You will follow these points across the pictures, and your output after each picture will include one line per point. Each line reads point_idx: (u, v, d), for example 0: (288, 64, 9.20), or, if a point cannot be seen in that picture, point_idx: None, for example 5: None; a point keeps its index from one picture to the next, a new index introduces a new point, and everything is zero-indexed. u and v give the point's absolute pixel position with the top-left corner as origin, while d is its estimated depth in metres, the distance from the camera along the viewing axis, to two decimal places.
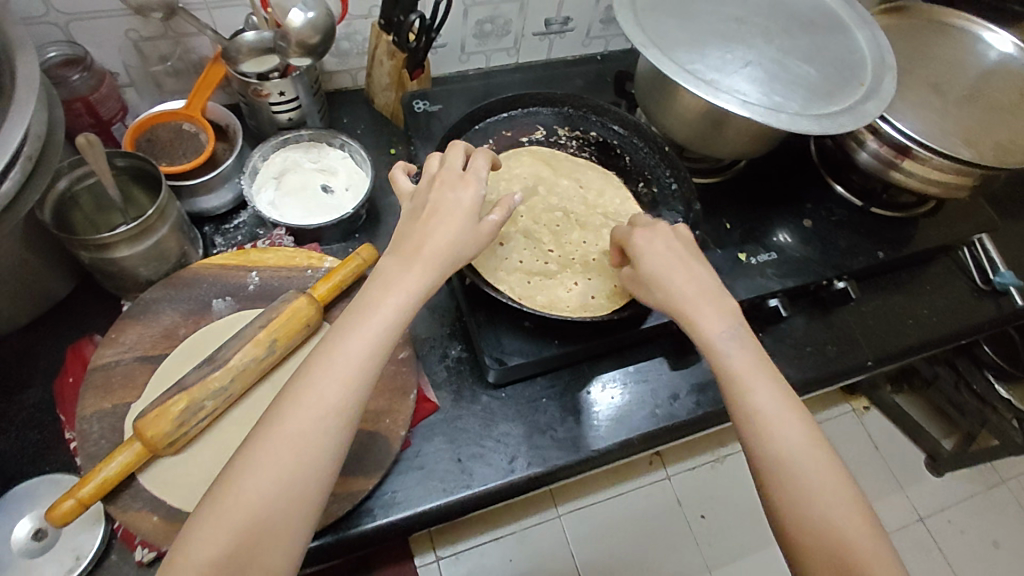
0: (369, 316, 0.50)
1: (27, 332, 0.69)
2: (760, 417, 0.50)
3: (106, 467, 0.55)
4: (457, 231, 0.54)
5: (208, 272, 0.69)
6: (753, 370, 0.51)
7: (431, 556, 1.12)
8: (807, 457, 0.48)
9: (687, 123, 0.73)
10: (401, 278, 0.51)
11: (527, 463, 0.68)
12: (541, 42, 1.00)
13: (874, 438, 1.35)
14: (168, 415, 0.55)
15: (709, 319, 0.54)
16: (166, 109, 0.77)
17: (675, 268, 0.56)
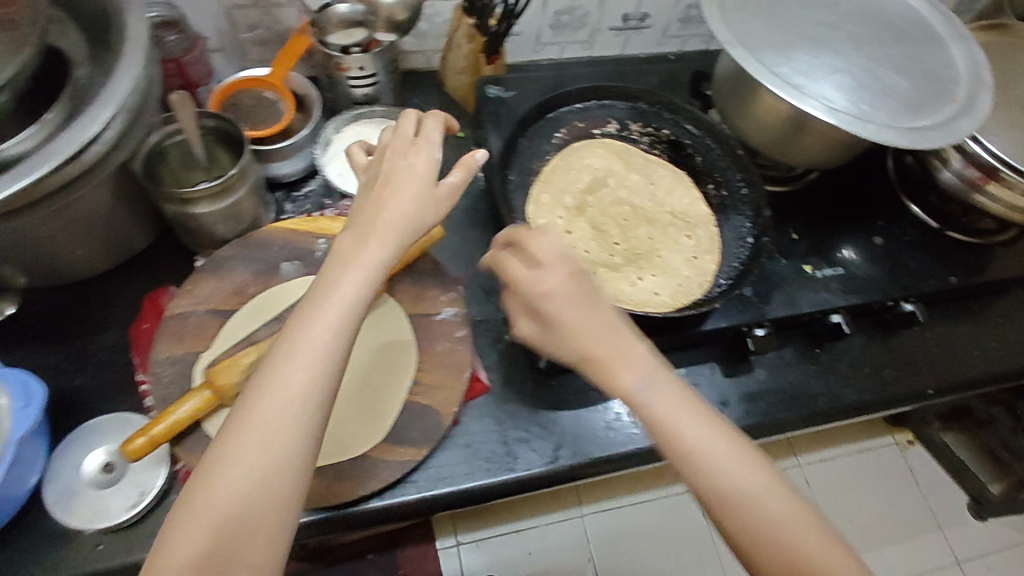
0: (329, 297, 0.47)
1: (108, 277, 0.73)
2: (728, 474, 0.46)
3: (178, 408, 0.57)
4: (414, 199, 0.51)
5: (279, 236, 0.72)
6: (689, 418, 0.47)
7: (451, 540, 1.12)
8: (785, 507, 0.45)
9: (764, 127, 0.72)
10: (358, 257, 0.49)
11: (571, 454, 0.68)
12: (616, 37, 1.00)
13: (916, 475, 1.30)
14: (239, 366, 0.58)
15: (630, 366, 0.48)
16: (253, 75, 0.79)
17: (578, 308, 0.50)
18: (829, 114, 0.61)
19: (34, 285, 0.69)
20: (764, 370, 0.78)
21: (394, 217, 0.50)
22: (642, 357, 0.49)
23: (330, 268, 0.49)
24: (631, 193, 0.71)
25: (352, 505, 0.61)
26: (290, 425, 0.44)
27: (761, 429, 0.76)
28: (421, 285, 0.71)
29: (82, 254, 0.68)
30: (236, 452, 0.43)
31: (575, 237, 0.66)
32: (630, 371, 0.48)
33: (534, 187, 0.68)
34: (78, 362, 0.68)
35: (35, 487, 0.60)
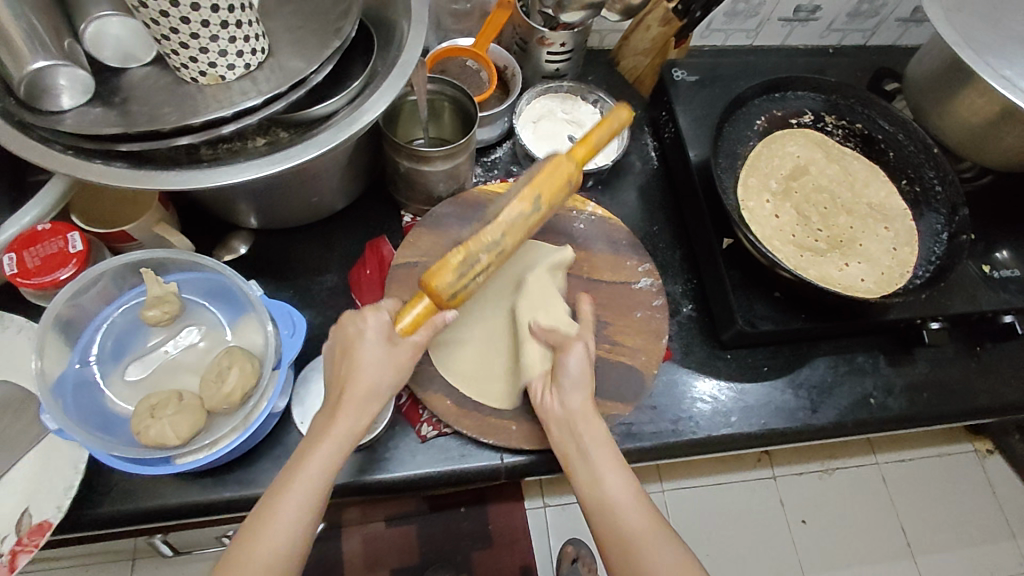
0: (354, 392, 0.56)
1: (325, 224, 0.79)
2: (606, 493, 0.56)
3: (403, 315, 0.59)
4: (376, 359, 0.56)
5: (489, 198, 0.77)
6: (595, 431, 0.60)
7: (539, 501, 1.22)
8: (645, 529, 0.55)
9: (963, 127, 0.76)
10: (364, 345, 0.57)
11: (748, 422, 0.75)
12: (782, 28, 0.98)
13: (993, 483, 1.38)
14: (450, 267, 0.57)
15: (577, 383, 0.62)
16: (455, 45, 0.83)
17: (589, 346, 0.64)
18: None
19: (264, 227, 0.76)
20: (926, 363, 0.81)
21: (378, 321, 0.58)
22: (585, 402, 0.61)
23: (329, 365, 0.59)
24: (831, 180, 0.77)
25: (559, 450, 0.68)
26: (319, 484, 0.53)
27: (924, 419, 0.79)
28: (620, 251, 0.76)
29: (315, 202, 0.74)
30: (268, 509, 0.52)
31: (782, 220, 0.74)
32: (586, 427, 0.60)
33: (744, 172, 0.75)
34: (305, 300, 0.75)
35: (285, 407, 0.68)
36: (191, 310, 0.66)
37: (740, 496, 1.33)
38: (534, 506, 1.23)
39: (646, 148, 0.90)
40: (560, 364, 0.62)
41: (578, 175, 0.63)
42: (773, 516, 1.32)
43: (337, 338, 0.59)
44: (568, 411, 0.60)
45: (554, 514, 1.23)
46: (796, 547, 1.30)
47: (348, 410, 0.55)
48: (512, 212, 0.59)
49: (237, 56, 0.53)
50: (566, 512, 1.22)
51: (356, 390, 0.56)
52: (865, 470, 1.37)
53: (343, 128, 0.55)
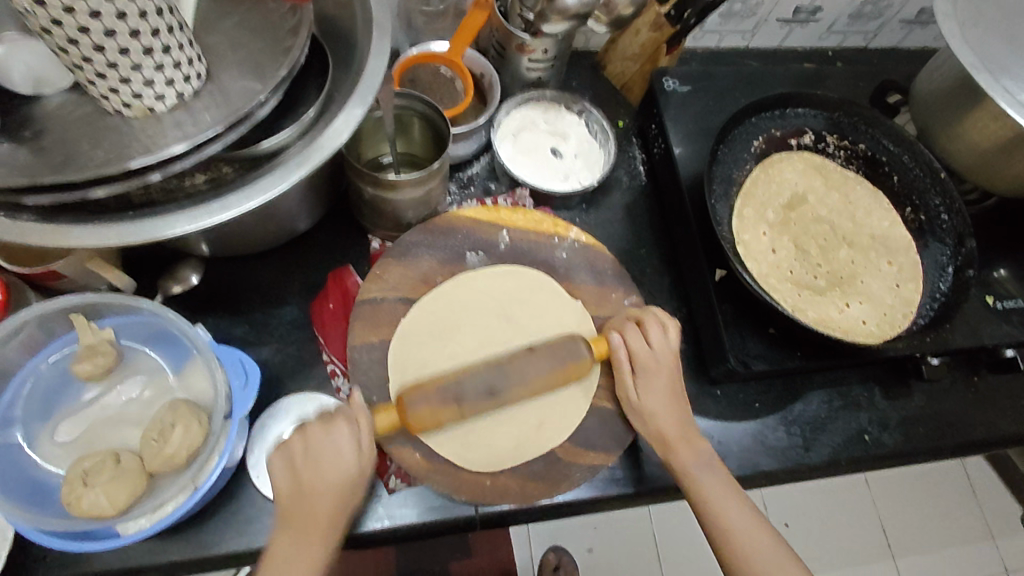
0: (313, 511, 0.54)
1: (285, 250, 0.73)
2: (692, 469, 0.61)
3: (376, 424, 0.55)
4: (343, 459, 0.54)
5: (463, 223, 0.70)
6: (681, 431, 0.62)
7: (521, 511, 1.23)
8: (727, 505, 0.59)
9: (974, 150, 0.71)
10: (326, 450, 0.54)
11: (737, 464, 0.71)
12: (780, 29, 0.91)
13: (975, 486, 1.38)
14: (438, 415, 0.54)
15: (648, 391, 0.62)
16: (428, 50, 0.76)
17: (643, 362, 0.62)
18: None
19: (216, 255, 0.69)
20: (923, 396, 0.77)
21: (322, 436, 0.54)
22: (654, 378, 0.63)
23: (288, 475, 0.54)
24: (830, 209, 0.73)
25: (539, 499, 0.63)
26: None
27: (920, 455, 0.75)
28: (605, 284, 0.70)
29: (271, 231, 0.67)
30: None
31: (779, 255, 0.69)
32: (670, 422, 0.62)
33: (739, 201, 0.70)
34: (262, 336, 0.69)
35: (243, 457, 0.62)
36: (130, 356, 0.60)
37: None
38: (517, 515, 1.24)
39: (634, 162, 0.84)
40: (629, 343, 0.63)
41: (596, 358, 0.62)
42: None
43: (294, 455, 0.55)
44: (654, 417, 0.62)
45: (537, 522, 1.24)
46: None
47: (317, 493, 0.54)
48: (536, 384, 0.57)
49: (168, 85, 0.46)
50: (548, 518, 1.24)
51: (322, 478, 0.53)
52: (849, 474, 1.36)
53: (295, 167, 0.48)
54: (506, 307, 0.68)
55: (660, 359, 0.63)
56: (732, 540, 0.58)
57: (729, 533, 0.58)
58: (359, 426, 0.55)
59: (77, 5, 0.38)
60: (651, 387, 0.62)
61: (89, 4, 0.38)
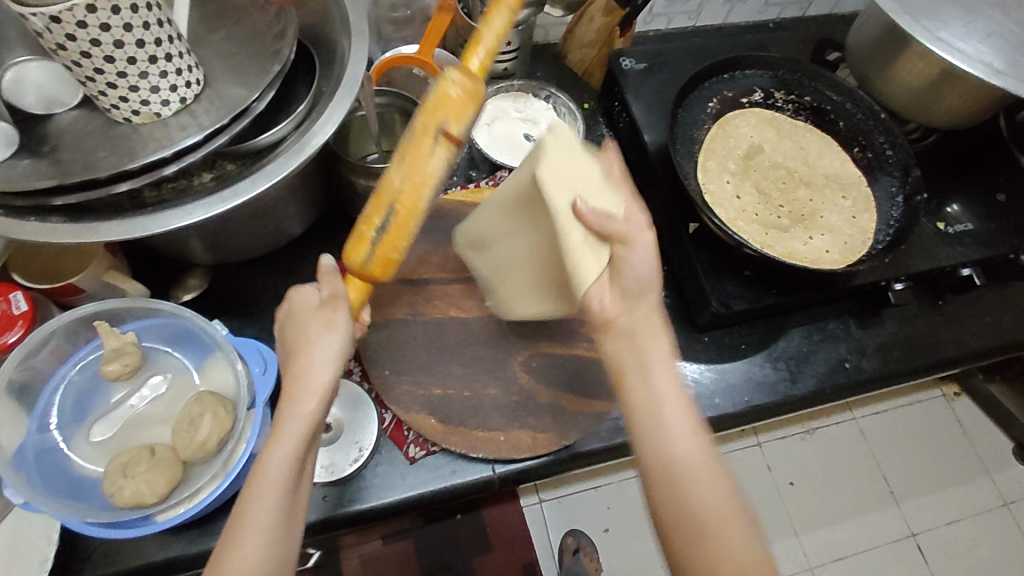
0: (299, 374, 0.51)
1: (285, 250, 0.77)
2: (672, 451, 0.52)
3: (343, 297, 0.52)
4: (315, 320, 0.52)
5: (451, 207, 0.76)
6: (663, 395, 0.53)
7: (535, 498, 1.25)
8: (692, 454, 0.52)
9: (908, 89, 0.78)
10: (304, 318, 0.53)
11: (731, 402, 0.75)
12: (722, 7, 0.98)
13: (964, 423, 1.44)
14: (364, 241, 0.48)
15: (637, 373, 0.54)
16: (400, 54, 0.79)
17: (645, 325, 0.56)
18: (993, 76, 0.64)
19: (220, 261, 0.73)
20: (894, 322, 0.83)
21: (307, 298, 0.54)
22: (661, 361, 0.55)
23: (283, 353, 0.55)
24: (787, 157, 0.79)
25: (551, 452, 0.67)
26: (289, 461, 0.49)
27: (899, 377, 0.81)
28: None
29: (271, 230, 0.71)
30: (259, 465, 0.49)
31: (744, 200, 0.75)
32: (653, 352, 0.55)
33: (702, 157, 0.76)
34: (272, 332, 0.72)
35: None
36: (154, 357, 0.63)
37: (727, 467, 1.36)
38: (530, 502, 1.26)
39: (603, 139, 0.89)
40: (623, 262, 0.55)
41: (473, 82, 0.49)
42: (761, 480, 1.35)
43: (286, 331, 0.55)
44: (624, 363, 0.55)
45: (551, 508, 1.25)
46: (787, 509, 1.33)
47: (296, 355, 0.52)
48: (441, 167, 0.48)
49: (171, 91, 0.50)
50: (560, 504, 1.25)
51: (298, 334, 0.52)
52: (844, 427, 1.41)
53: (294, 155, 0.53)
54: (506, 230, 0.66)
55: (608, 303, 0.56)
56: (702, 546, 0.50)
57: (707, 525, 0.50)
58: (325, 283, 0.53)
59: (89, 20, 0.42)
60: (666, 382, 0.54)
61: (99, 18, 0.43)
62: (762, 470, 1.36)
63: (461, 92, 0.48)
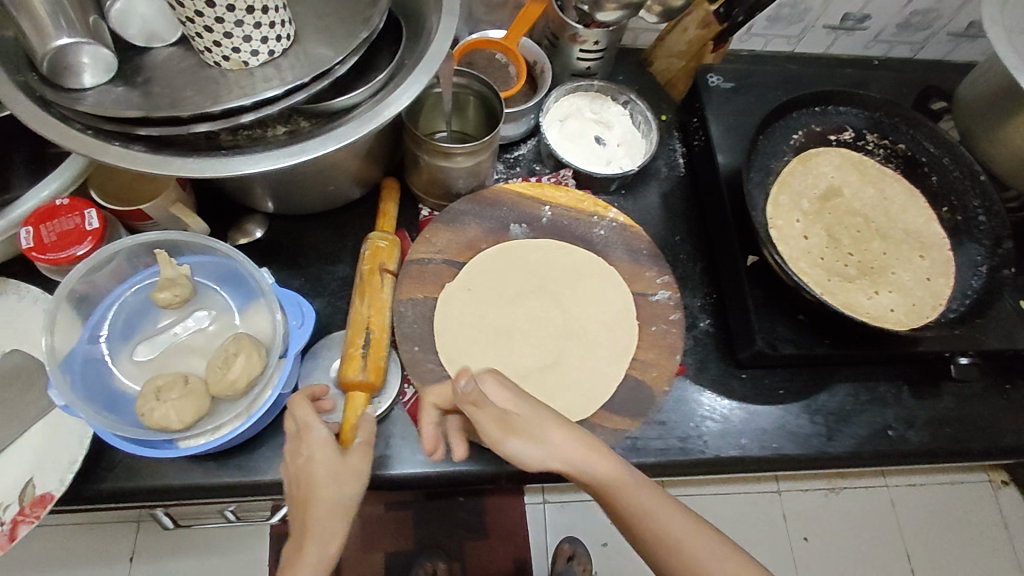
0: (327, 500, 0.52)
1: (340, 212, 0.78)
2: (587, 468, 0.54)
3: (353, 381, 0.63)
4: (336, 470, 0.54)
5: (508, 198, 0.74)
6: (567, 449, 0.54)
7: (539, 497, 1.25)
8: (628, 484, 0.54)
9: (1014, 155, 0.72)
10: (319, 455, 0.54)
11: (758, 446, 0.72)
12: (827, 36, 0.97)
13: (1006, 516, 1.33)
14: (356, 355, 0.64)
15: (552, 440, 0.54)
16: (485, 36, 0.82)
17: (548, 426, 0.55)
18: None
19: (280, 211, 0.75)
20: (952, 397, 0.77)
21: (322, 438, 0.55)
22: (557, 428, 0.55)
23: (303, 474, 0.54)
24: (864, 205, 0.75)
25: None
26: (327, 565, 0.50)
27: (944, 456, 0.76)
28: (639, 261, 0.73)
29: (332, 190, 0.72)
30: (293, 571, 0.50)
31: (812, 242, 0.71)
32: (592, 462, 0.54)
33: (774, 189, 0.73)
34: (314, 289, 0.74)
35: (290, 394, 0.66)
36: (203, 292, 0.65)
37: (741, 508, 1.32)
38: (535, 501, 1.25)
39: (674, 154, 0.88)
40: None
41: (589, 208, 0.75)
42: (773, 527, 1.31)
43: (295, 451, 0.55)
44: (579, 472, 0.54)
45: (553, 512, 1.25)
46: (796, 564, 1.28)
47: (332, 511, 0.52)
48: (524, 257, 0.72)
49: (262, 42, 0.51)
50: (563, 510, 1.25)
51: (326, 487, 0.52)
52: (876, 492, 1.34)
53: (363, 122, 0.54)
54: (568, 275, 0.71)
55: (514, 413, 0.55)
56: None
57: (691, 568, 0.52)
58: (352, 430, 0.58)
59: None
60: (553, 433, 0.54)
61: None
62: (777, 518, 1.31)
63: (568, 201, 0.75)
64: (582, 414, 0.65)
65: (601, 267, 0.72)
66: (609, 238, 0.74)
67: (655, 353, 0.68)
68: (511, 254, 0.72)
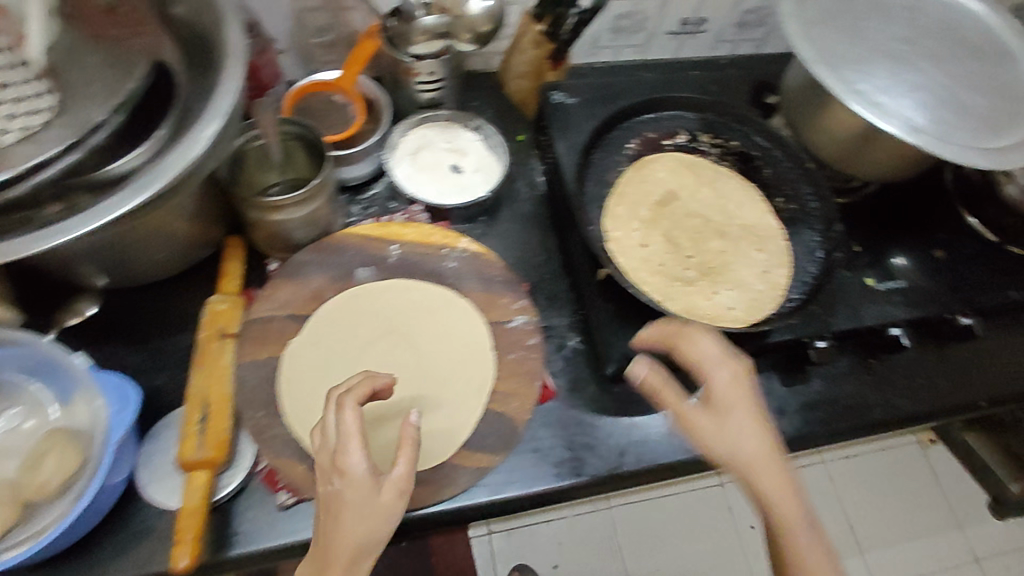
0: (349, 529, 0.49)
1: (181, 278, 0.74)
2: (738, 449, 0.55)
3: (192, 460, 0.58)
4: (362, 510, 0.49)
5: (352, 242, 0.72)
6: (741, 430, 0.55)
7: (484, 529, 1.27)
8: (757, 452, 0.54)
9: (836, 141, 0.74)
10: (354, 487, 0.50)
11: (636, 459, 0.70)
12: (672, 41, 0.99)
13: (938, 474, 1.38)
14: (194, 432, 0.60)
15: (720, 382, 0.56)
16: (318, 80, 0.79)
17: (723, 377, 0.57)
18: (939, 144, 0.61)
19: (112, 286, 0.70)
20: (820, 381, 0.78)
21: (360, 473, 0.50)
22: (742, 397, 0.56)
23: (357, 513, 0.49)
24: (703, 206, 0.77)
25: (431, 506, 0.62)
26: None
27: (821, 438, 0.77)
28: (493, 289, 0.72)
29: (161, 257, 0.68)
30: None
31: (651, 249, 0.72)
32: (740, 419, 0.55)
33: (610, 202, 0.74)
34: (157, 364, 0.69)
35: (129, 481, 0.61)
36: (13, 389, 0.61)
37: (683, 507, 1.35)
38: (481, 534, 1.27)
39: (533, 173, 0.87)
40: None
41: (443, 241, 0.74)
42: (717, 521, 1.34)
43: (332, 489, 0.50)
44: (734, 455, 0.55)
45: (500, 541, 1.27)
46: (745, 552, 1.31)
47: (360, 542, 0.49)
48: (372, 302, 0.70)
49: (9, 120, 0.50)
50: (510, 536, 1.28)
51: (359, 521, 0.49)
52: (812, 471, 1.36)
53: (143, 187, 0.50)
54: (420, 314, 0.70)
55: (751, 408, 0.56)
56: None
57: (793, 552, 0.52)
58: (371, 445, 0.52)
59: None
60: (723, 376, 0.57)
61: None
62: (721, 511, 1.35)
63: (415, 236, 0.73)
64: (439, 457, 0.63)
65: (454, 301, 0.71)
66: (461, 269, 0.73)
67: (514, 381, 0.67)
68: (359, 299, 0.70)
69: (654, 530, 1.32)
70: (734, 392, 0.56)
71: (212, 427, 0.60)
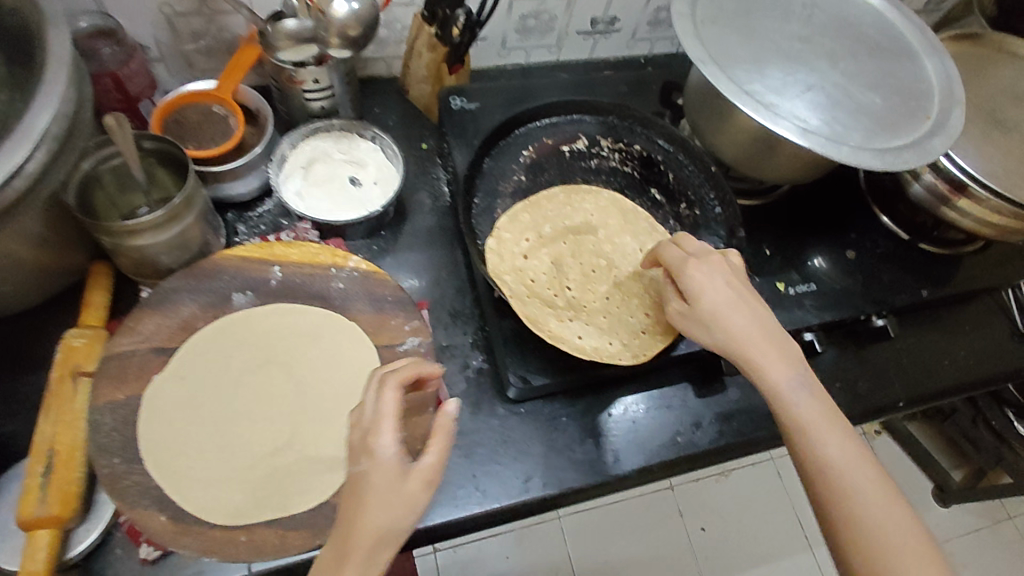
0: (363, 519, 0.44)
1: (40, 310, 0.68)
2: (794, 409, 0.55)
3: (31, 519, 0.53)
4: (384, 498, 0.44)
5: (228, 264, 0.66)
6: (788, 377, 0.57)
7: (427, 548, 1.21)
8: (815, 417, 0.55)
9: (736, 144, 0.71)
10: (381, 474, 0.45)
11: (542, 483, 0.67)
12: (585, 41, 0.95)
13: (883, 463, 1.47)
14: (34, 488, 0.54)
15: (774, 365, 0.57)
16: (194, 90, 0.73)
17: (732, 309, 0.59)
18: (831, 145, 0.59)
19: None
20: (737, 390, 0.76)
21: (388, 457, 0.45)
22: (780, 362, 0.57)
23: (375, 498, 0.44)
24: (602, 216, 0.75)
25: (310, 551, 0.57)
26: None
27: (739, 449, 0.74)
28: (384, 310, 0.67)
29: (7, 290, 0.61)
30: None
31: (531, 263, 0.70)
32: (776, 365, 0.57)
33: (520, 206, 0.71)
34: (8, 408, 0.63)
35: None
36: None
37: (636, 513, 1.31)
38: (424, 553, 1.21)
39: (437, 183, 0.83)
40: None
41: (331, 262, 0.69)
42: (670, 525, 1.30)
43: (353, 465, 0.46)
44: (798, 417, 0.55)
45: (445, 558, 1.22)
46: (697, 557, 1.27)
47: (371, 533, 0.44)
48: (250, 328, 0.65)
49: None
50: (455, 553, 1.22)
51: (374, 511, 0.44)
52: (760, 468, 1.37)
53: None
54: (303, 339, 0.65)
55: (755, 326, 0.59)
56: (881, 542, 0.50)
57: (851, 508, 0.51)
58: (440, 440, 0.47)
59: None
60: (714, 291, 0.59)
61: None
62: (673, 514, 1.31)
63: (299, 256, 0.68)
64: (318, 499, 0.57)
65: (342, 324, 0.66)
66: (350, 289, 0.68)
67: None
68: (234, 327, 0.64)
69: (605, 538, 1.27)
70: (714, 288, 0.59)
71: (56, 479, 0.55)
